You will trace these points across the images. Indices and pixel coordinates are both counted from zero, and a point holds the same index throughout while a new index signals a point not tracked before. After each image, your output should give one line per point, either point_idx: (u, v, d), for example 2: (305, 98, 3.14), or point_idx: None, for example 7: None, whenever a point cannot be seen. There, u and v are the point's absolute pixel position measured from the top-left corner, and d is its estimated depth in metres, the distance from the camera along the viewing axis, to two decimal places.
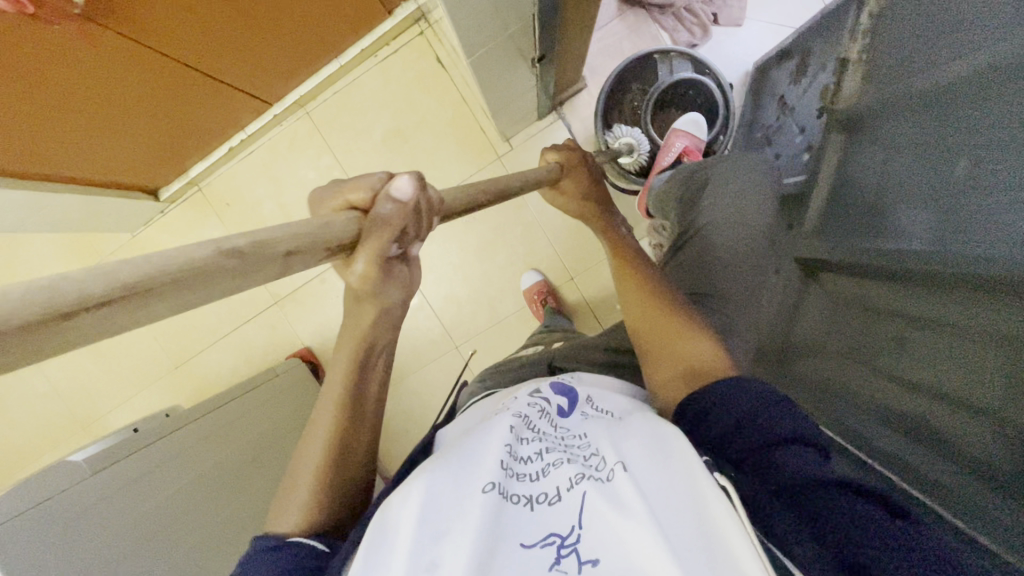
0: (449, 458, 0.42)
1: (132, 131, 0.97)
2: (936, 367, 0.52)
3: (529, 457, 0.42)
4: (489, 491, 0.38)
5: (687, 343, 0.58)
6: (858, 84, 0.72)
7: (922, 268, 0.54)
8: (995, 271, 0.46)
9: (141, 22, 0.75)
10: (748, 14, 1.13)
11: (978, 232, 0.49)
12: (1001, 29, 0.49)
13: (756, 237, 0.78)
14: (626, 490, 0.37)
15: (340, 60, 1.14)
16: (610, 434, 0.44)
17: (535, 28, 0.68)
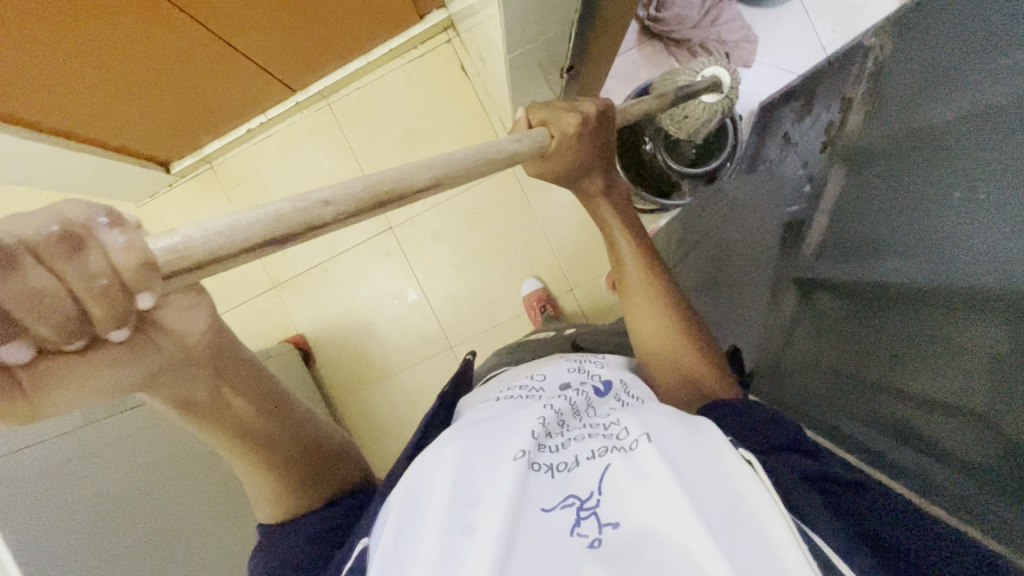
0: (483, 437, 0.45)
1: (158, 100, 0.99)
2: (934, 378, 0.55)
3: (557, 432, 0.45)
4: (515, 457, 0.42)
5: (689, 358, 0.64)
6: (859, 123, 0.78)
7: (913, 288, 0.58)
8: (992, 288, 0.49)
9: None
10: (756, 56, 1.20)
11: (969, 255, 0.52)
12: (995, 77, 0.54)
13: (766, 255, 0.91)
14: (646, 456, 0.39)
15: (367, 58, 1.18)
16: (633, 412, 0.46)
17: (569, 37, 0.72)
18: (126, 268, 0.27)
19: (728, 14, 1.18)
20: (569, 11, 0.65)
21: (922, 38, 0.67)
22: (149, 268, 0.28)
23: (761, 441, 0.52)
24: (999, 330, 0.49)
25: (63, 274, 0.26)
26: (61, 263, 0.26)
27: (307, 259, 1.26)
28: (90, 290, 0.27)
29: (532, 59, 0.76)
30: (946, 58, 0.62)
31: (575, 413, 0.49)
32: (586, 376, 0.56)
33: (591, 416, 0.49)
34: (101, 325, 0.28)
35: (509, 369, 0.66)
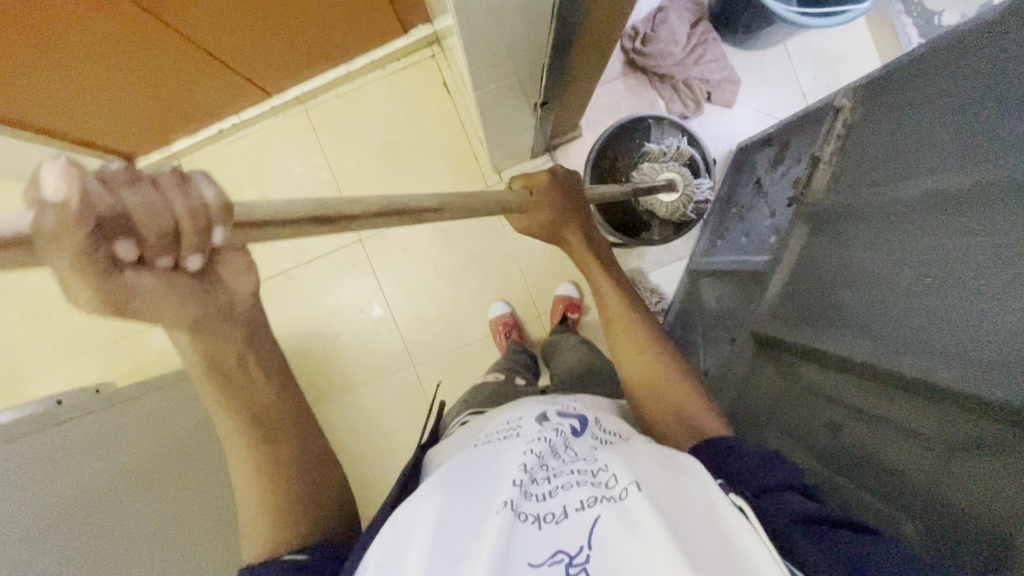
0: (465, 486, 0.43)
1: (128, 99, 0.96)
2: (882, 451, 0.55)
3: (541, 475, 0.43)
4: (499, 510, 0.39)
5: (680, 394, 0.63)
6: (826, 183, 0.78)
7: (869, 369, 0.58)
8: (946, 385, 0.49)
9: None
10: (738, 98, 1.21)
11: (933, 343, 0.52)
12: (960, 164, 0.54)
13: (738, 306, 0.92)
14: (638, 508, 0.38)
15: (348, 67, 1.16)
16: (620, 455, 0.45)
17: (542, 77, 0.70)
18: (216, 205, 0.31)
19: (714, 54, 1.18)
20: (542, 55, 0.63)
21: (893, 108, 0.67)
22: (227, 212, 0.32)
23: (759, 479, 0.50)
24: (956, 425, 0.49)
25: (171, 199, 0.30)
26: (168, 191, 0.30)
27: (273, 267, 1.23)
28: (191, 218, 0.30)
29: (506, 95, 0.75)
30: (913, 133, 0.62)
31: (556, 452, 0.45)
32: (562, 408, 0.53)
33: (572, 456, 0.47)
34: (187, 244, 0.31)
35: (482, 414, 0.64)
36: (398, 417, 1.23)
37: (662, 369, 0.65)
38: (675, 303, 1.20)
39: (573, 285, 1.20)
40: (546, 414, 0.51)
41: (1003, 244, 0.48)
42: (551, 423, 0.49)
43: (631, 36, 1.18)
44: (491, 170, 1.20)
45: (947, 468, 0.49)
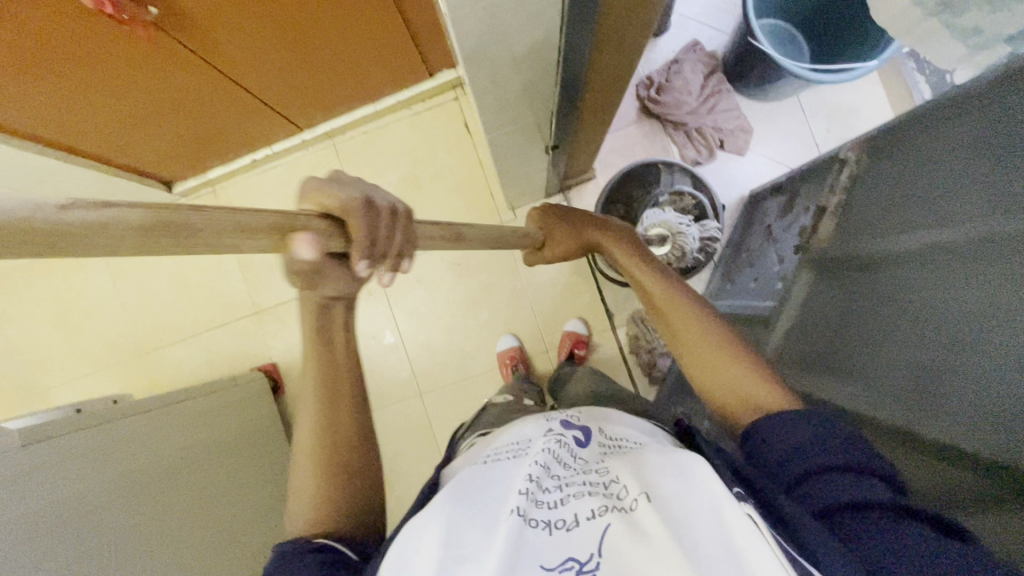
0: (473, 494, 0.41)
1: (167, 126, 1.03)
2: (919, 470, 0.56)
3: (550, 484, 0.40)
4: (507, 517, 0.37)
5: (741, 376, 0.59)
6: (830, 231, 0.79)
7: (884, 424, 0.58)
8: (968, 448, 0.48)
9: (196, 27, 0.79)
10: (751, 146, 1.23)
11: (943, 395, 0.51)
12: (951, 217, 0.55)
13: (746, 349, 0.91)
14: (648, 521, 0.35)
15: (375, 106, 1.23)
16: (631, 460, 0.42)
17: (551, 123, 0.74)
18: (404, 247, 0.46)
19: (726, 104, 1.22)
20: (549, 102, 0.67)
21: (892, 161, 0.68)
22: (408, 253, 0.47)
23: (793, 467, 0.49)
24: (979, 484, 0.48)
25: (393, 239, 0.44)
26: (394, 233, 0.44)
27: (292, 290, 1.28)
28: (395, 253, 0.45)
29: (516, 138, 0.79)
30: (909, 186, 0.63)
31: (565, 462, 0.43)
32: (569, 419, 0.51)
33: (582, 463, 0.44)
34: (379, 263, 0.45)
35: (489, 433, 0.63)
36: (401, 444, 1.23)
37: (716, 352, 0.62)
38: None
39: (581, 321, 1.22)
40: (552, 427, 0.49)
41: (989, 298, 0.48)
42: (559, 434, 0.47)
43: (646, 85, 1.23)
44: (506, 208, 1.24)
45: (982, 510, 0.49)
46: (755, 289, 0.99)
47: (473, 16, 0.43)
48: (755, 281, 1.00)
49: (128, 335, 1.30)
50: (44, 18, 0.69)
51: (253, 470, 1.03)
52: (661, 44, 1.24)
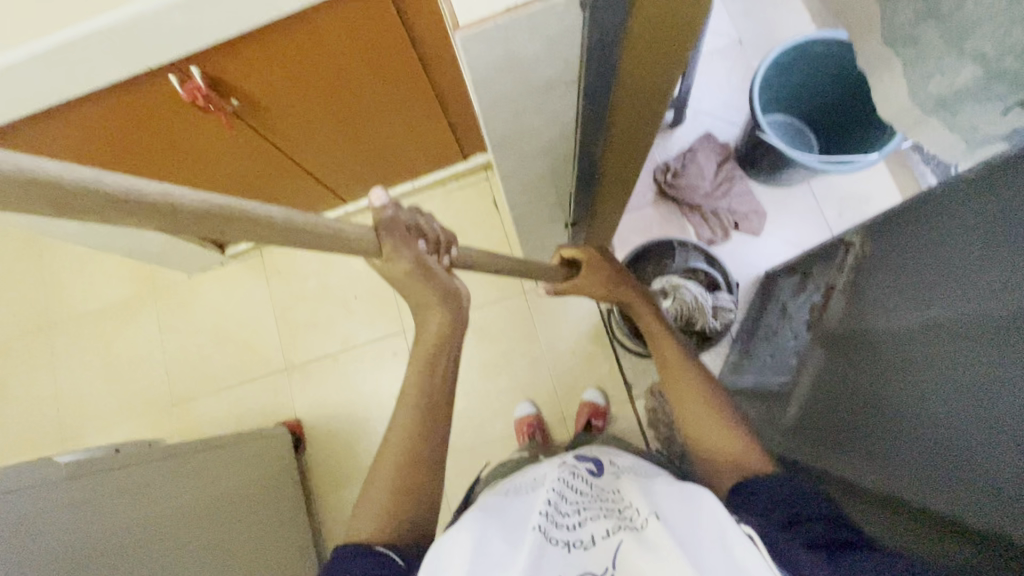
0: (495, 514, 0.42)
1: (229, 194, 1.16)
2: (922, 542, 0.55)
3: (568, 508, 0.42)
4: (530, 533, 0.39)
5: (720, 435, 0.64)
6: (839, 309, 0.81)
7: (893, 496, 0.58)
8: (978, 525, 0.48)
9: (265, 115, 0.93)
10: (766, 227, 1.29)
11: (950, 473, 0.51)
12: (941, 297, 0.58)
13: (764, 417, 0.92)
14: (658, 538, 0.37)
15: (413, 183, 1.36)
16: (640, 487, 0.44)
17: (570, 202, 0.82)
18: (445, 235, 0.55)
19: (739, 189, 1.30)
20: (567, 184, 0.75)
21: (892, 242, 0.72)
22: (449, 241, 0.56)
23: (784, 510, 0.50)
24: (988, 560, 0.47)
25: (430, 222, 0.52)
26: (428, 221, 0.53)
27: (323, 348, 1.34)
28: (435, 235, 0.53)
29: (537, 214, 0.86)
30: (908, 267, 0.66)
31: (580, 490, 0.45)
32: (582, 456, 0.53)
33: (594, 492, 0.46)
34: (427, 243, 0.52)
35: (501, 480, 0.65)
36: None
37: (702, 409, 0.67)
38: None
39: (599, 391, 1.23)
40: (565, 459, 0.51)
41: (978, 375, 0.50)
42: (572, 466, 0.49)
43: (663, 170, 1.32)
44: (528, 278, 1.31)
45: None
46: (772, 359, 1.01)
47: (502, 113, 0.52)
48: (771, 353, 1.02)
49: (167, 385, 1.37)
50: (146, 109, 0.82)
51: (267, 525, 1.04)
52: (676, 135, 1.35)
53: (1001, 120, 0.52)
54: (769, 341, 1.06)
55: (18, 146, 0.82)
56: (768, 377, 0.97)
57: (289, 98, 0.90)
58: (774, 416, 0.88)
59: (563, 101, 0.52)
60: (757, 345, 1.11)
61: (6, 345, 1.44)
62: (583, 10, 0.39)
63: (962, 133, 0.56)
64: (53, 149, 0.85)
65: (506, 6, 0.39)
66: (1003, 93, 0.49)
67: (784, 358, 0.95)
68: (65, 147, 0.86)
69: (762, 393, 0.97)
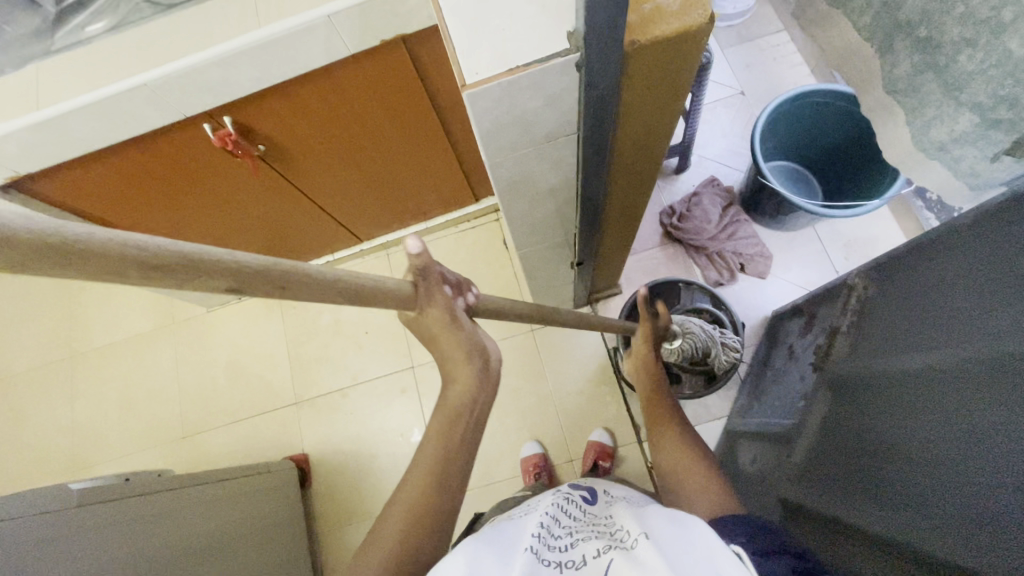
0: (487, 540, 0.42)
1: (250, 232, 1.22)
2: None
3: (561, 533, 0.42)
4: (521, 552, 0.38)
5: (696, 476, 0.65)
6: (843, 352, 0.81)
7: (889, 540, 0.57)
8: (966, 566, 0.47)
9: (288, 160, 0.98)
10: (772, 270, 1.30)
11: (949, 518, 0.50)
12: (942, 342, 0.58)
13: (770, 459, 0.90)
14: (644, 551, 0.36)
15: (427, 224, 1.41)
16: (632, 512, 0.44)
17: (576, 243, 0.85)
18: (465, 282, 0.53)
19: (744, 232, 1.33)
20: (571, 226, 0.78)
21: (895, 286, 0.72)
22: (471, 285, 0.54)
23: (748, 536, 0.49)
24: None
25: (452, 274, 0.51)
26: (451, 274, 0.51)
27: (333, 383, 1.36)
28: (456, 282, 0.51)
29: (543, 255, 0.89)
30: (909, 311, 0.67)
31: (574, 519, 0.45)
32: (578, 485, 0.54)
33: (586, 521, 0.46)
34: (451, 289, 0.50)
35: None
36: None
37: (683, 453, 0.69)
38: None
39: (606, 432, 1.21)
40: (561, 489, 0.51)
41: (976, 420, 0.50)
42: (567, 493, 0.50)
43: (668, 213, 1.35)
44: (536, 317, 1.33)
45: None
46: (780, 401, 0.99)
47: (507, 161, 0.56)
48: (779, 395, 1.01)
49: (178, 416, 1.39)
50: (179, 153, 0.88)
51: (269, 562, 1.03)
52: (681, 180, 1.40)
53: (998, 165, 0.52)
54: (778, 382, 1.04)
55: (61, 186, 0.89)
56: (776, 419, 0.96)
57: (311, 145, 0.96)
58: (779, 459, 0.86)
59: (565, 149, 0.56)
60: (766, 387, 1.09)
61: (30, 374, 1.49)
62: (579, 70, 0.43)
63: (963, 178, 0.58)
64: (91, 189, 0.91)
65: (509, 67, 0.42)
66: (998, 139, 0.50)
67: (791, 399, 0.94)
68: (103, 188, 0.92)
69: (770, 434, 0.95)
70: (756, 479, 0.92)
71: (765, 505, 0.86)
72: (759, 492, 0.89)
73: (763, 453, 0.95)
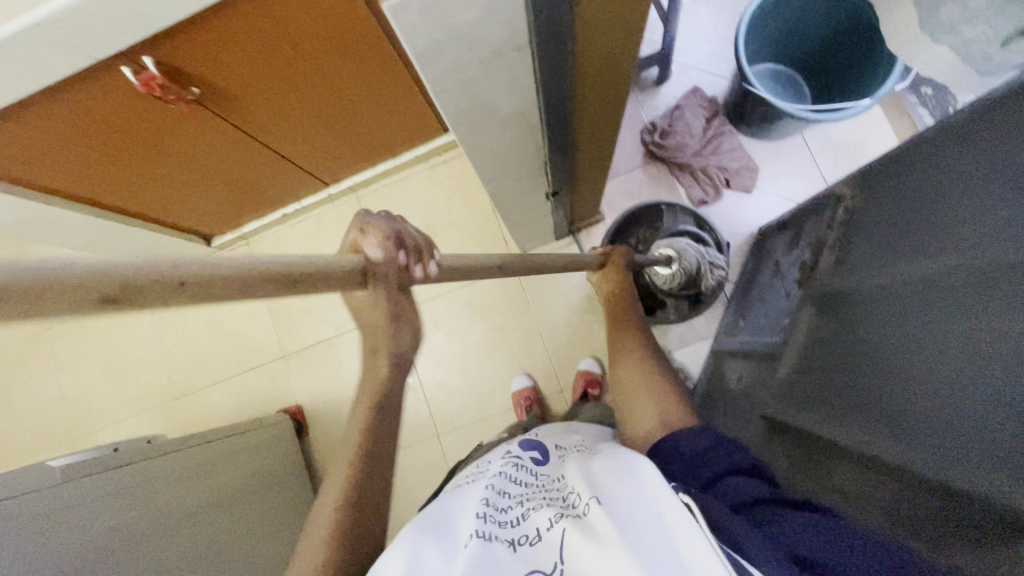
0: (440, 529, 0.45)
1: (208, 185, 1.14)
2: (891, 497, 0.54)
3: (506, 509, 0.47)
4: (469, 540, 0.42)
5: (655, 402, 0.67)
6: (830, 265, 0.79)
7: (862, 453, 0.57)
8: (934, 476, 0.48)
9: (230, 102, 0.90)
10: (758, 184, 1.25)
11: (919, 428, 0.50)
12: (932, 252, 0.55)
13: (755, 376, 0.92)
14: (598, 520, 0.41)
15: (395, 161, 1.33)
16: (583, 473, 0.49)
17: (548, 172, 0.79)
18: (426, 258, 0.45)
19: (729, 145, 1.26)
20: (539, 154, 0.72)
21: (885, 193, 0.68)
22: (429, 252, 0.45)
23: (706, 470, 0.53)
24: (954, 504, 0.46)
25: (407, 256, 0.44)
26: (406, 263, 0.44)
27: (317, 334, 1.34)
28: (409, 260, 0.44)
29: (514, 187, 0.84)
30: (900, 218, 0.63)
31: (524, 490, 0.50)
32: (530, 444, 0.60)
33: (534, 486, 0.52)
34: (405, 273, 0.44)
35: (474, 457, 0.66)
36: (419, 487, 1.24)
37: (645, 378, 0.70)
38: (700, 383, 1.18)
39: (594, 360, 1.22)
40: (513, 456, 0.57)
41: (962, 331, 0.48)
42: (517, 460, 0.56)
43: (649, 130, 1.28)
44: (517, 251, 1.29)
45: (954, 527, 0.46)
46: (763, 320, 0.99)
47: (453, 86, 0.49)
48: (763, 314, 1.00)
49: (167, 379, 1.38)
50: (104, 105, 0.80)
51: (275, 511, 1.06)
52: (662, 92, 1.30)
53: (1006, 51, 0.50)
54: (762, 302, 1.04)
55: None
56: (760, 336, 0.96)
57: (250, 84, 0.87)
58: (763, 377, 0.87)
59: (519, 67, 0.49)
60: (750, 307, 1.09)
61: (9, 349, 1.46)
62: None
63: (975, 62, 0.53)
64: (16, 151, 0.83)
65: None
66: (1017, 14, 0.45)
67: (776, 316, 0.94)
68: (31, 148, 0.84)
69: (754, 351, 0.96)
70: (741, 396, 0.94)
71: (750, 420, 0.87)
72: (744, 409, 0.91)
73: (746, 373, 0.96)
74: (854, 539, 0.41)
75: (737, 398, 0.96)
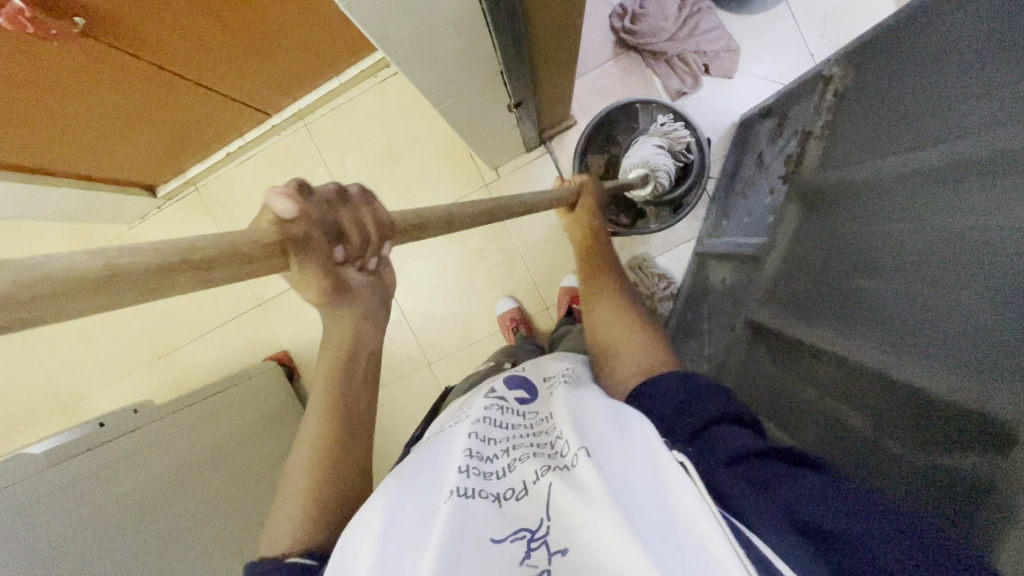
0: (418, 481, 0.43)
1: (135, 132, 1.02)
2: (864, 409, 0.53)
3: (489, 456, 0.45)
4: (448, 498, 0.39)
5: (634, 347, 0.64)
6: (817, 157, 0.74)
7: (844, 363, 0.56)
8: (908, 382, 0.47)
9: (126, 31, 0.77)
10: (740, 67, 1.15)
11: (911, 335, 0.48)
12: (932, 138, 0.50)
13: (737, 285, 0.90)
14: (589, 475, 0.39)
15: (340, 79, 1.19)
16: (571, 418, 0.47)
17: (506, 82, 0.70)
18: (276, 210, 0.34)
19: (707, 25, 1.14)
20: (492, 62, 0.63)
21: (881, 69, 0.61)
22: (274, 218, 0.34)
23: (689, 422, 0.50)
24: (930, 420, 0.45)
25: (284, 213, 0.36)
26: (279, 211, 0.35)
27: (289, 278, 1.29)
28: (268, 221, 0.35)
29: (471, 103, 0.75)
30: (896, 100, 0.57)
31: (514, 440, 0.48)
32: (514, 379, 0.58)
33: (519, 427, 0.50)
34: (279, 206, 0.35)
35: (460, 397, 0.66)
36: (416, 414, 1.27)
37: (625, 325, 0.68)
38: (683, 288, 1.17)
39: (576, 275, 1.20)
40: (497, 394, 0.54)
41: (963, 230, 0.45)
42: (500, 399, 0.53)
43: (619, 15, 1.14)
44: (487, 169, 1.21)
45: (926, 441, 0.45)
46: (745, 225, 0.96)
47: None
48: (745, 217, 0.97)
49: (144, 339, 1.35)
50: None
51: (278, 456, 1.08)
52: None
53: None
54: (744, 204, 0.99)
55: None
56: (743, 238, 0.94)
57: (141, 0, 0.73)
58: (746, 285, 0.85)
59: None
60: (732, 209, 1.05)
61: None
62: None
63: None
64: None
65: None
66: None
67: (759, 217, 0.90)
68: None
69: (738, 250, 0.94)
70: (723, 303, 0.94)
71: (732, 325, 0.87)
72: (725, 318, 0.91)
73: (729, 281, 0.94)
74: (841, 493, 0.40)
75: (719, 306, 0.95)
